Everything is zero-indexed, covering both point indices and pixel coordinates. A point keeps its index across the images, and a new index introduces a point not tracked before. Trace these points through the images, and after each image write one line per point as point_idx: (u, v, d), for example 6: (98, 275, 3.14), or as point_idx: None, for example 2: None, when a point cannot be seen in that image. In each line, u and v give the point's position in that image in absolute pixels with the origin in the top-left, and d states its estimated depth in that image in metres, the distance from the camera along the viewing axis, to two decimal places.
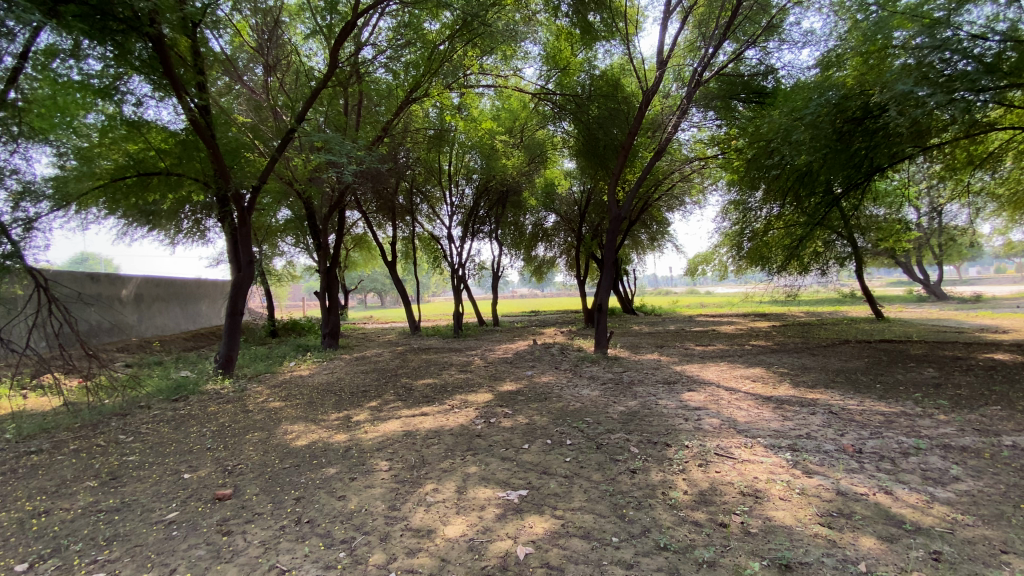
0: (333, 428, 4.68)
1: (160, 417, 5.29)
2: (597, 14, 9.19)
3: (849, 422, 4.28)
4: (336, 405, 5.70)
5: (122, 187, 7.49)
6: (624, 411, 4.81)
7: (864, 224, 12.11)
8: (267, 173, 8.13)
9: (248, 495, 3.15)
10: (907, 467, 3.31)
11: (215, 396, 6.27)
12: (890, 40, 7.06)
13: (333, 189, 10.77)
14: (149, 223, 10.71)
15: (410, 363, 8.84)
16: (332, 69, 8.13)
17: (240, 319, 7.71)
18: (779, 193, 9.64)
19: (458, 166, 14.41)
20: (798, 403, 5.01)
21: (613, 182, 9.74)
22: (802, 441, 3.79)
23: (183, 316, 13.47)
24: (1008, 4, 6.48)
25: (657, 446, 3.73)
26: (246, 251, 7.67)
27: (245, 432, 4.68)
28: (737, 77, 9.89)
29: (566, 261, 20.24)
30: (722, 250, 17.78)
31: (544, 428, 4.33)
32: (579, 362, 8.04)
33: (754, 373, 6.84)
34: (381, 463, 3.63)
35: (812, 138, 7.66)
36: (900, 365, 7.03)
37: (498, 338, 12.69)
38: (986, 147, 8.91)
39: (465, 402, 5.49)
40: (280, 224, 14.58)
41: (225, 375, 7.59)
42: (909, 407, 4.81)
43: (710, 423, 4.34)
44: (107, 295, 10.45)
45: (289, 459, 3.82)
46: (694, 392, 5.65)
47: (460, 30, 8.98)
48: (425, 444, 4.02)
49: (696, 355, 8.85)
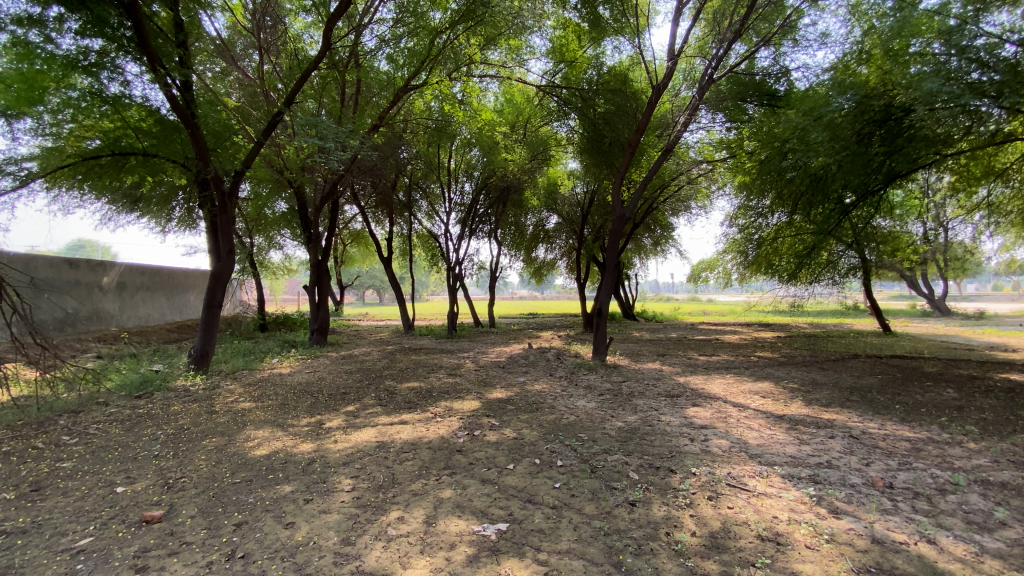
0: (300, 435, 4.23)
1: (114, 416, 4.86)
2: (607, 8, 8.80)
3: (873, 450, 3.82)
4: (309, 408, 5.25)
5: (95, 167, 7.04)
6: (623, 428, 4.35)
7: (877, 237, 11.58)
8: (252, 158, 7.66)
9: (182, 519, 2.74)
10: (946, 507, 2.80)
11: (182, 394, 5.82)
12: (905, 48, 6.65)
13: (326, 180, 10.28)
14: (137, 209, 10.32)
15: (397, 364, 8.38)
16: (324, 51, 7.65)
17: (217, 312, 7.28)
18: (791, 200, 9.15)
19: (460, 162, 13.91)
20: (813, 424, 4.55)
21: (619, 181, 9.21)
22: (824, 472, 3.32)
23: (169, 307, 12.98)
24: None
25: (660, 472, 3.28)
26: (226, 239, 7.26)
27: (202, 437, 4.24)
28: (749, 77, 9.51)
29: (567, 264, 19.74)
30: (727, 257, 17.34)
31: (533, 445, 3.88)
32: (576, 369, 7.56)
33: (762, 388, 6.36)
34: (344, 481, 3.18)
35: (830, 139, 7.25)
36: (917, 384, 6.54)
37: (494, 340, 12.27)
38: (1002, 158, 8.55)
39: (450, 410, 5.05)
40: (274, 216, 13.70)
41: (198, 371, 7.14)
42: (935, 432, 4.33)
43: (718, 444, 3.90)
44: (86, 282, 10.05)
45: (241, 473, 3.38)
46: (700, 407, 5.20)
47: (463, 21, 8.54)
48: (397, 460, 3.56)
49: (699, 365, 8.38)
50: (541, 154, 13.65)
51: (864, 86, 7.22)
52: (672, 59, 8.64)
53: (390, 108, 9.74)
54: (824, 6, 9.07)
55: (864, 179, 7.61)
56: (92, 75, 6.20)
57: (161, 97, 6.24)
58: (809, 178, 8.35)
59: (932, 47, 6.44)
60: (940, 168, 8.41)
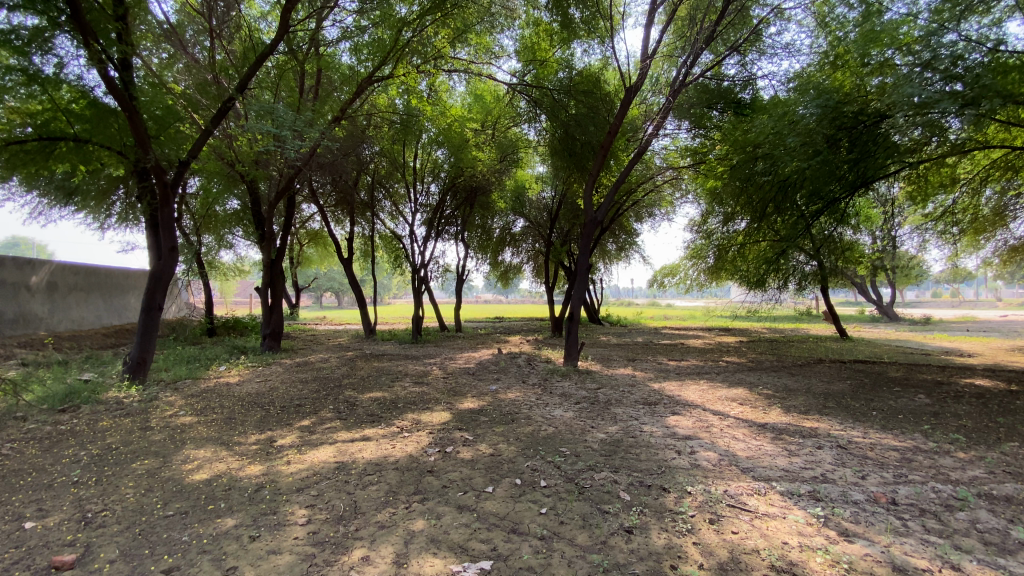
0: (248, 456, 3.74)
1: (30, 435, 4.21)
2: (578, 10, 8.60)
3: (865, 461, 3.71)
4: (260, 423, 4.72)
5: (18, 154, 6.25)
6: (606, 440, 4.07)
7: (838, 246, 11.82)
8: (200, 147, 6.99)
9: (98, 566, 2.25)
10: (958, 527, 2.66)
11: (113, 408, 5.18)
12: (868, 60, 6.89)
13: (282, 174, 9.61)
14: (71, 202, 9.38)
15: (358, 372, 7.85)
16: (285, 33, 7.12)
17: (157, 316, 6.59)
18: (758, 206, 9.19)
19: (425, 162, 13.49)
20: (798, 433, 4.41)
21: (591, 183, 8.95)
22: (824, 487, 3.14)
23: (108, 309, 11.90)
24: (992, 24, 6.33)
25: (653, 492, 2.99)
26: (168, 236, 6.59)
27: (134, 458, 3.70)
28: (716, 84, 9.49)
29: (533, 268, 19.53)
30: (689, 263, 17.54)
31: (513, 462, 3.54)
32: (548, 376, 7.25)
33: (738, 394, 6.25)
34: (297, 512, 2.76)
35: (804, 144, 7.20)
36: (886, 390, 6.58)
37: (461, 346, 11.87)
38: (954, 171, 8.88)
39: (418, 423, 4.65)
40: (225, 213, 12.85)
41: (135, 381, 6.42)
42: (920, 441, 4.28)
43: (706, 457, 3.67)
44: (11, 282, 9.12)
45: (176, 503, 2.90)
46: (680, 415, 5.00)
47: (432, 15, 8.21)
48: (360, 484, 3.15)
49: (672, 371, 8.25)
50: (509, 155, 13.37)
51: (837, 92, 7.25)
52: (644, 62, 8.51)
53: (353, 101, 9.15)
54: (789, 17, 9.21)
55: (832, 187, 7.67)
56: (24, 56, 5.54)
57: (97, 78, 5.57)
58: (778, 183, 8.37)
59: (894, 60, 6.71)
60: (897, 177, 8.66)
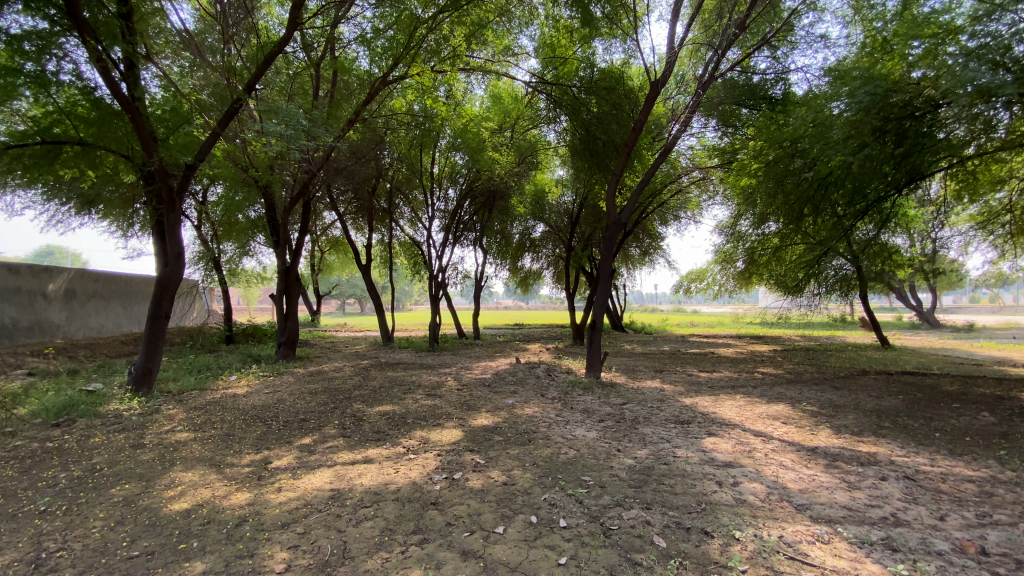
0: (237, 481, 3.39)
1: (13, 453, 3.96)
2: (599, 6, 8.12)
3: (938, 496, 3.19)
4: (257, 441, 4.39)
5: (23, 158, 6.12)
6: (634, 467, 3.61)
7: (878, 250, 10.99)
8: (208, 149, 6.81)
9: None
10: None
11: (110, 422, 4.93)
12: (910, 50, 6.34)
13: (296, 178, 9.38)
14: (87, 210, 9.33)
15: (370, 383, 7.50)
16: (294, 32, 6.89)
17: (163, 324, 6.37)
18: (793, 208, 8.59)
19: (443, 166, 13.16)
20: (855, 460, 3.87)
21: (614, 184, 8.41)
22: (897, 532, 2.63)
23: (128, 317, 11.88)
24: None
25: (693, 538, 2.52)
26: (174, 240, 6.37)
27: (115, 482, 3.39)
28: (745, 80, 8.93)
29: (555, 273, 19.11)
30: (716, 267, 16.87)
31: (528, 494, 3.10)
32: (569, 389, 6.76)
33: (779, 411, 5.69)
34: (276, 556, 2.39)
35: (849, 136, 6.53)
36: (945, 407, 5.93)
37: (479, 354, 11.48)
38: (1004, 168, 8.23)
39: (426, 443, 4.26)
40: (244, 221, 12.77)
41: (138, 392, 6.20)
42: (998, 470, 3.71)
43: (753, 490, 3.17)
44: (27, 290, 9.13)
45: (144, 541, 2.56)
46: (717, 437, 4.50)
47: (448, 13, 7.77)
48: (353, 520, 2.76)
49: (704, 384, 7.69)
50: (528, 158, 12.97)
51: (887, 80, 6.57)
52: (670, 56, 7.97)
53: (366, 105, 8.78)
54: (822, 8, 8.64)
55: (878, 183, 7.01)
56: (31, 61, 5.42)
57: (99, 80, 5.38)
58: (818, 182, 7.73)
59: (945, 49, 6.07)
60: (941, 176, 7.98)
